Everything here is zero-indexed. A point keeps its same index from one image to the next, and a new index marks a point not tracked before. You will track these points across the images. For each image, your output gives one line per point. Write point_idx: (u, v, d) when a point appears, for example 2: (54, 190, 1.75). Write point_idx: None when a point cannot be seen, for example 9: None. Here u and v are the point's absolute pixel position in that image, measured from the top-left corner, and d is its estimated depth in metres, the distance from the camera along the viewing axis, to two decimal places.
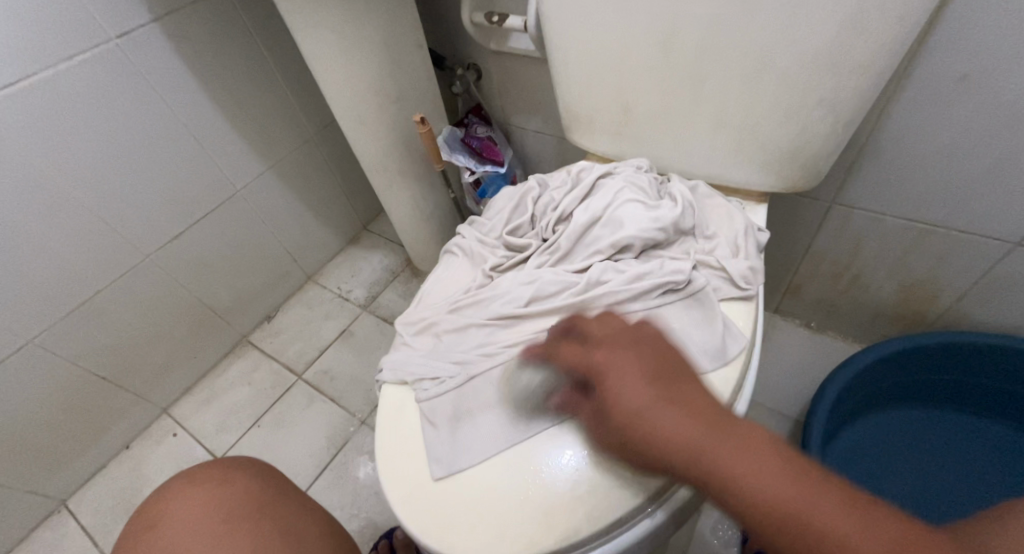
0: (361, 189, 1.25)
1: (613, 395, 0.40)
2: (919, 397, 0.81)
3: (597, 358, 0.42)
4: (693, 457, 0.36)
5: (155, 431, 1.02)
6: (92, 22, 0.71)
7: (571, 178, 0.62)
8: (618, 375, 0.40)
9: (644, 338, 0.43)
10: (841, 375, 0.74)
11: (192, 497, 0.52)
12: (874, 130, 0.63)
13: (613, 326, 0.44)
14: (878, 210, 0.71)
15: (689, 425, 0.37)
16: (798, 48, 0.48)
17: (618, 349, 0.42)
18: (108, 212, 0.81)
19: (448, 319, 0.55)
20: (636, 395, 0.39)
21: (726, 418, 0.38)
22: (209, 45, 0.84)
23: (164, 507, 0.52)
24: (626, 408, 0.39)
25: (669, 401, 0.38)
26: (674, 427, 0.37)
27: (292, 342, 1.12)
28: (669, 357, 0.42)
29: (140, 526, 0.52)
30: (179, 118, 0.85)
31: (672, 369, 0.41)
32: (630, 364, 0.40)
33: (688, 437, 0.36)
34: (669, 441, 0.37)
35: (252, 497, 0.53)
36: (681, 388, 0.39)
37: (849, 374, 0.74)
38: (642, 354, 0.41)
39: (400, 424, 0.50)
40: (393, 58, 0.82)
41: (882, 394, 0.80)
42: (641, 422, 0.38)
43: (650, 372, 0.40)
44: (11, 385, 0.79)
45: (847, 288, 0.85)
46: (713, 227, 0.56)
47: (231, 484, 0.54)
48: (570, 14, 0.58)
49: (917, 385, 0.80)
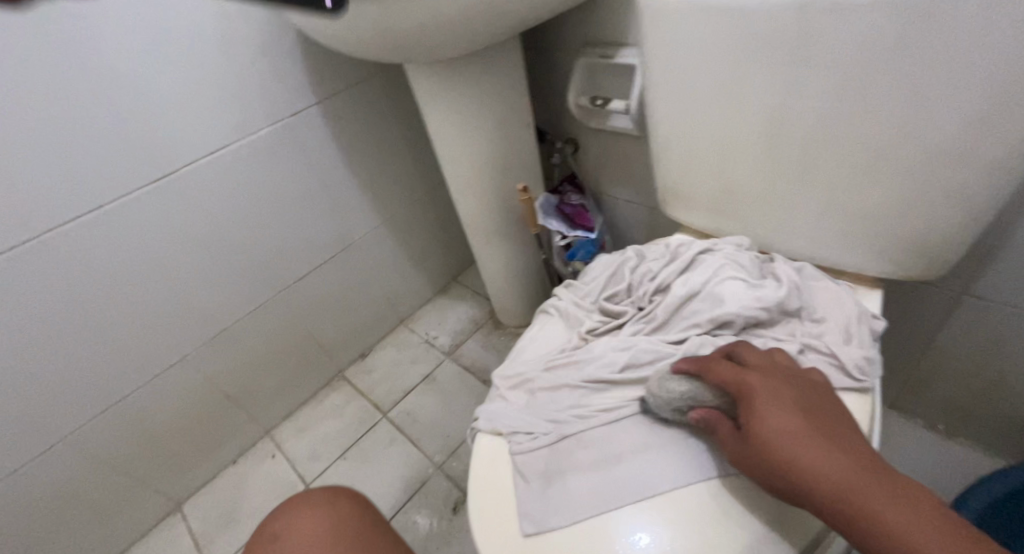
0: (456, 244, 1.34)
1: (763, 416, 0.41)
2: None
3: (750, 382, 0.44)
4: (843, 488, 0.37)
5: (257, 451, 1.10)
6: (276, 103, 0.86)
7: (669, 252, 0.64)
8: (771, 398, 0.42)
9: (795, 376, 0.45)
10: (974, 499, 0.68)
11: (312, 514, 0.57)
12: (1003, 222, 0.60)
13: (765, 360, 0.46)
14: (1019, 307, 0.65)
15: (840, 459, 0.39)
16: (919, 145, 0.48)
17: (772, 380, 0.44)
18: (257, 255, 0.94)
19: (543, 377, 0.57)
20: (788, 420, 0.41)
21: (885, 466, 0.39)
22: (355, 118, 0.97)
23: (288, 519, 0.57)
24: (779, 429, 0.40)
25: (823, 435, 0.40)
26: (825, 458, 0.39)
27: (382, 381, 1.19)
28: (819, 397, 0.44)
29: (267, 534, 0.57)
30: (322, 177, 0.98)
31: (825, 409, 0.43)
32: (784, 393, 0.43)
33: (841, 469, 0.38)
34: (819, 470, 0.38)
35: (362, 526, 0.57)
36: (831, 425, 0.41)
37: (985, 499, 0.68)
38: (797, 390, 0.43)
39: (493, 475, 0.52)
40: (507, 132, 0.90)
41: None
42: (795, 445, 0.39)
43: (803, 405, 0.42)
44: (161, 397, 0.91)
45: (978, 389, 0.76)
46: (822, 311, 0.55)
47: (346, 509, 0.58)
48: (677, 105, 0.62)
49: None
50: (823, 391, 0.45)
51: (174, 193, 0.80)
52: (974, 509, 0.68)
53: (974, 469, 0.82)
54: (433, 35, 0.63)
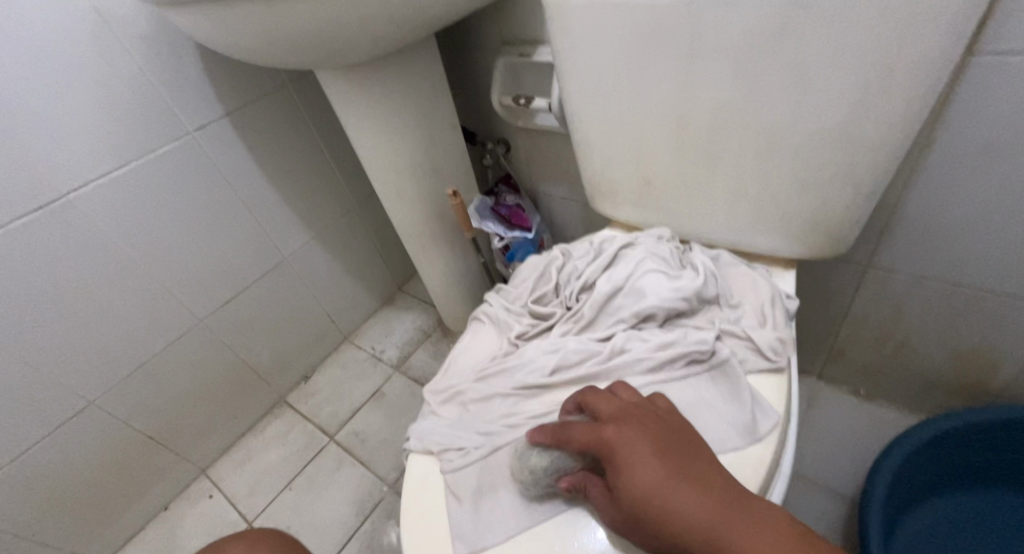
0: (396, 253, 1.30)
1: (629, 478, 0.40)
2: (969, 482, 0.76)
3: (608, 438, 0.42)
4: (710, 537, 0.37)
5: (192, 492, 1.04)
6: (176, 118, 0.81)
7: (593, 249, 0.64)
8: (632, 455, 0.41)
9: (645, 412, 0.44)
10: (889, 458, 0.71)
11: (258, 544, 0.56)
12: (900, 196, 0.64)
13: (615, 403, 0.45)
14: (921, 275, 0.69)
15: (700, 502, 0.38)
16: (810, 129, 0.50)
17: (626, 427, 0.43)
18: (169, 281, 0.88)
19: (474, 388, 0.57)
20: (644, 477, 0.40)
21: (746, 496, 0.39)
22: (269, 130, 0.93)
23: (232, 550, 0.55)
24: (647, 488, 0.39)
25: (683, 483, 0.39)
26: (687, 503, 0.38)
27: (326, 403, 1.15)
28: (675, 429, 0.43)
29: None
30: (238, 195, 0.92)
31: (670, 439, 0.42)
32: (638, 437, 0.42)
33: (704, 516, 0.37)
34: (688, 527, 0.37)
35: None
36: (685, 459, 0.41)
37: (898, 458, 0.71)
38: (647, 434, 0.42)
39: (425, 496, 0.51)
40: (430, 137, 0.88)
41: (931, 479, 0.75)
42: (661, 503, 0.38)
43: (659, 447, 0.41)
44: (70, 445, 0.84)
45: (896, 355, 0.81)
46: (738, 296, 0.57)
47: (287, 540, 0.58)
48: (588, 101, 0.62)
49: (967, 468, 0.75)
50: (669, 416, 0.45)
51: (64, 222, 0.74)
52: (904, 457, 0.71)
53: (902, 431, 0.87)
54: (329, 40, 0.60)
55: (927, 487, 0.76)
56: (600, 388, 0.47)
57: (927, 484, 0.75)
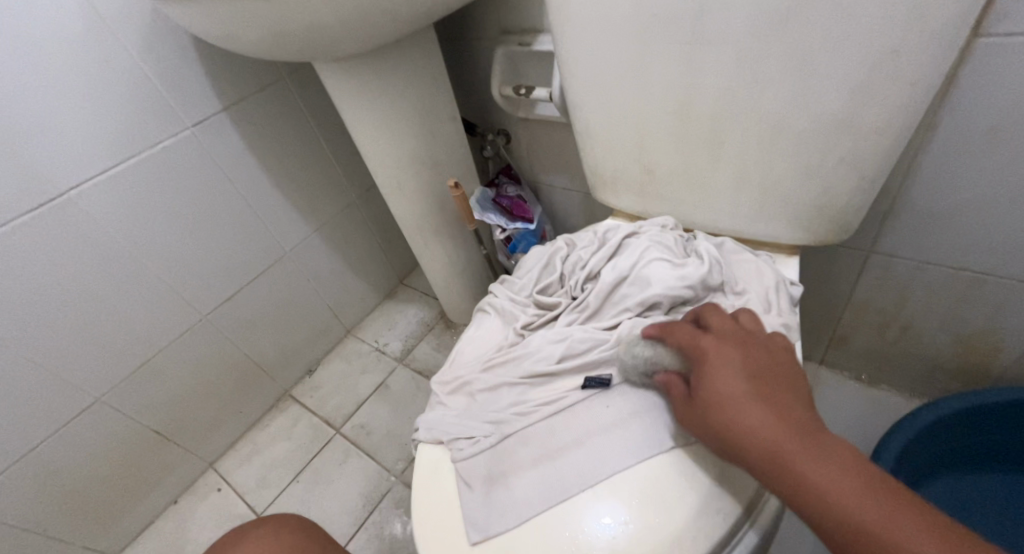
0: (397, 247, 1.30)
1: (711, 378, 0.44)
2: (960, 464, 0.77)
3: (702, 348, 0.46)
4: (776, 452, 0.40)
5: (200, 486, 1.05)
6: (175, 113, 0.80)
7: (597, 238, 0.65)
8: (720, 363, 0.44)
9: (756, 341, 0.46)
10: (893, 442, 0.71)
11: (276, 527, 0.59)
12: (902, 181, 0.64)
13: (728, 325, 0.48)
14: (922, 259, 0.69)
15: (778, 423, 0.41)
16: (812, 113, 0.50)
17: (727, 345, 0.46)
18: (171, 277, 0.88)
19: (482, 378, 0.57)
20: (730, 385, 0.43)
21: (824, 432, 0.41)
22: (268, 124, 0.92)
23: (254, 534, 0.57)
24: (723, 395, 0.43)
25: (760, 400, 0.42)
26: (757, 420, 0.41)
27: (331, 397, 1.15)
28: (777, 360, 0.45)
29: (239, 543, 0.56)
30: (239, 190, 0.92)
31: (780, 371, 0.44)
32: (737, 357, 0.45)
33: (772, 432, 0.40)
34: (751, 433, 0.41)
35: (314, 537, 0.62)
36: (779, 386, 0.43)
37: (902, 441, 0.71)
38: (748, 354, 0.45)
39: (435, 486, 0.52)
40: (431, 128, 0.87)
41: (926, 465, 0.76)
42: (732, 409, 0.42)
43: (753, 369, 0.44)
44: (77, 441, 0.84)
45: (897, 340, 0.81)
46: (743, 283, 0.57)
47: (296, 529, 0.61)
48: (590, 90, 0.62)
49: (959, 451, 0.76)
50: (783, 352, 0.46)
51: (65, 219, 0.74)
52: (902, 445, 0.71)
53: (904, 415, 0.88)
54: (329, 31, 0.60)
55: (929, 469, 0.76)
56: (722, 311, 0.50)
57: (923, 470, 0.76)
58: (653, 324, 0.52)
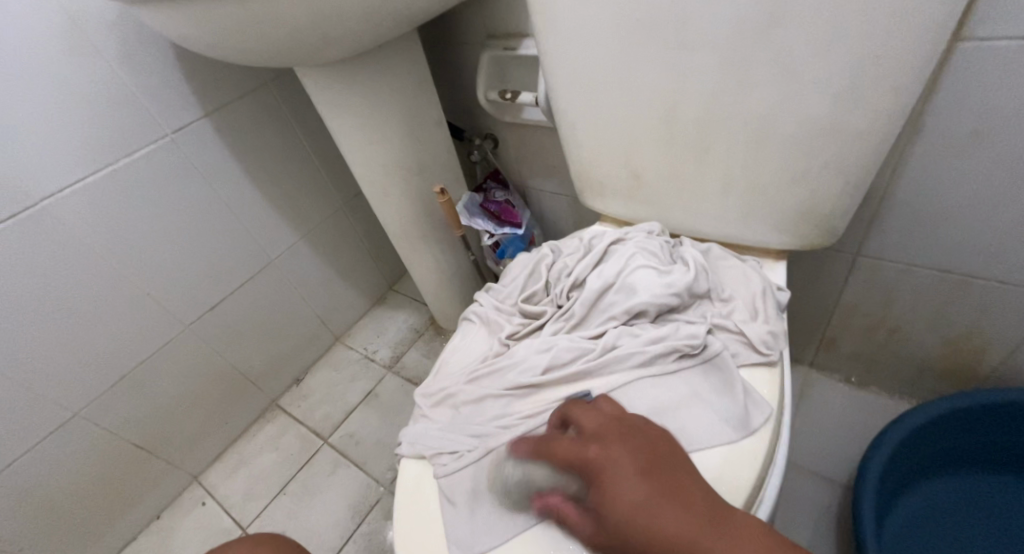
0: (385, 252, 1.29)
1: (609, 493, 0.38)
2: (947, 467, 0.77)
3: (589, 457, 0.40)
4: None
5: (185, 500, 1.03)
6: (153, 120, 0.79)
7: (583, 245, 0.64)
8: (617, 473, 0.39)
9: (634, 429, 0.42)
10: (881, 447, 0.71)
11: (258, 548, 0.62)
12: (889, 184, 0.63)
13: (598, 418, 0.43)
14: (910, 262, 0.69)
15: (687, 522, 0.36)
16: (796, 118, 0.50)
17: (614, 445, 0.41)
18: (152, 288, 0.86)
19: (466, 390, 0.56)
20: (631, 494, 0.38)
21: (731, 517, 0.37)
22: (251, 130, 0.91)
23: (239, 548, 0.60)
24: (628, 509, 0.37)
25: (663, 502, 0.37)
26: (674, 526, 0.36)
27: (319, 406, 1.14)
28: (658, 444, 0.41)
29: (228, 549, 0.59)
30: (222, 198, 0.91)
31: (667, 462, 0.40)
32: (625, 455, 0.40)
33: (692, 536, 0.36)
34: (674, 548, 0.36)
35: None
36: (679, 485, 0.39)
37: (890, 446, 0.71)
38: (636, 454, 0.40)
39: (419, 501, 0.51)
40: (416, 134, 0.86)
41: (915, 469, 0.76)
42: (641, 523, 0.36)
43: (644, 467, 0.39)
44: (55, 457, 0.82)
45: (886, 342, 0.81)
46: (729, 290, 0.57)
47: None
48: (574, 95, 0.61)
49: (947, 453, 0.76)
50: (657, 434, 0.42)
51: (39, 230, 0.72)
52: (891, 449, 0.71)
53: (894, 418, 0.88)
54: (308, 37, 0.59)
55: (919, 472, 0.76)
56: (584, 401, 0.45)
57: (912, 474, 0.76)
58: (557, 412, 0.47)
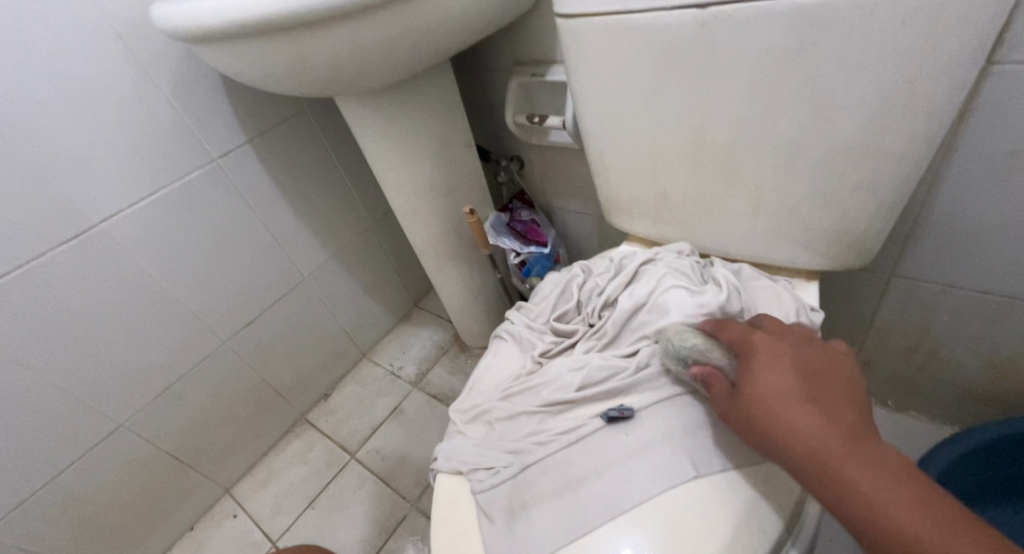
0: (412, 270, 1.32)
1: (755, 379, 0.45)
2: (994, 496, 0.75)
3: (754, 342, 0.48)
4: (817, 451, 0.41)
5: (217, 512, 1.05)
6: (202, 146, 0.83)
7: (614, 265, 0.65)
8: (772, 360, 0.46)
9: (816, 345, 0.48)
10: (922, 477, 0.69)
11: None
12: (922, 204, 0.63)
13: (785, 330, 0.50)
14: (946, 282, 0.68)
15: (825, 423, 0.42)
16: (827, 141, 0.51)
17: (778, 342, 0.48)
18: (194, 304, 0.90)
19: (501, 406, 0.57)
20: (778, 383, 0.44)
21: (870, 433, 0.42)
22: (289, 154, 0.95)
23: None
24: (768, 390, 0.44)
25: (809, 396, 0.44)
26: (802, 420, 0.42)
27: (347, 421, 1.15)
28: (834, 361, 0.47)
29: None
30: (260, 218, 0.95)
31: (829, 370, 0.46)
32: (787, 355, 0.46)
33: (822, 434, 0.41)
34: (804, 434, 0.42)
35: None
36: (828, 383, 0.45)
37: (932, 474, 0.69)
38: (801, 353, 0.46)
39: (454, 517, 0.51)
40: (447, 156, 0.89)
41: (961, 499, 0.73)
42: (779, 408, 0.43)
43: (805, 368, 0.45)
44: (99, 467, 0.85)
45: (922, 363, 0.80)
46: (762, 310, 0.57)
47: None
48: (605, 120, 0.62)
49: (993, 482, 0.74)
50: (838, 357, 0.48)
51: (94, 251, 0.76)
52: (933, 478, 0.69)
53: (932, 442, 0.85)
54: (353, 69, 0.62)
55: (965, 502, 0.74)
56: (775, 317, 0.51)
57: (958, 505, 0.74)
58: (706, 320, 0.53)
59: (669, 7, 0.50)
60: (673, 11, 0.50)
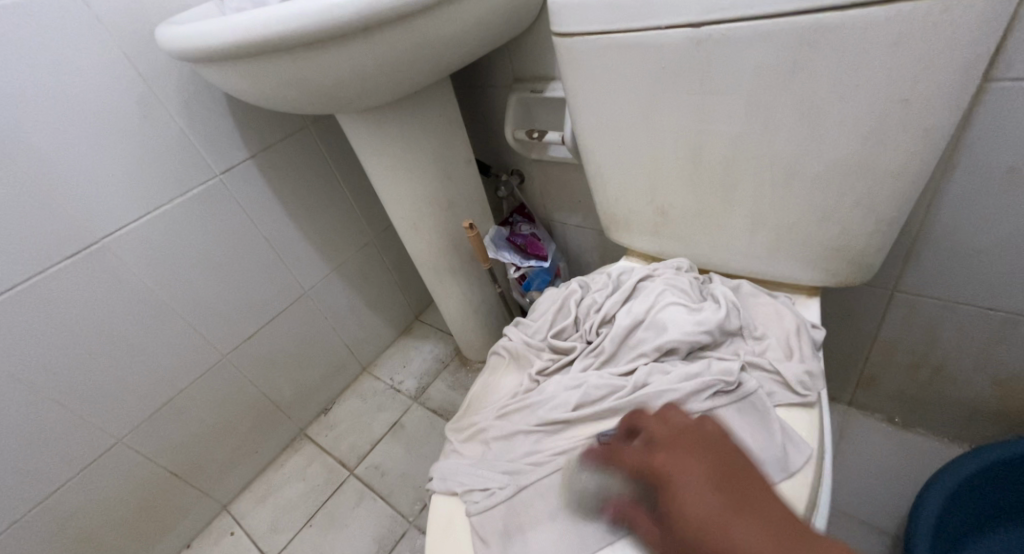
0: (412, 283, 1.31)
1: (678, 503, 0.38)
2: (1006, 518, 0.73)
3: (656, 462, 0.41)
4: None
5: (214, 529, 1.03)
6: (206, 163, 0.84)
7: (612, 281, 0.65)
8: (679, 482, 0.39)
9: (705, 439, 0.42)
10: (932, 499, 0.68)
11: None
12: (924, 220, 0.63)
13: (701, 400, 0.47)
14: (950, 298, 0.67)
15: (767, 538, 0.36)
16: (826, 158, 0.51)
17: (677, 453, 0.41)
18: (195, 319, 0.89)
19: (497, 425, 0.57)
20: (706, 505, 0.38)
21: (814, 535, 0.36)
22: (291, 169, 0.95)
23: None
24: (698, 518, 0.37)
25: (738, 511, 0.37)
26: (749, 541, 0.36)
27: (346, 436, 1.15)
28: (730, 454, 0.41)
29: None
30: (262, 232, 0.95)
31: (738, 469, 0.40)
32: (719, 431, 0.43)
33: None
34: None
35: None
36: (750, 494, 0.39)
37: (942, 496, 0.68)
38: (701, 461, 0.40)
39: (450, 540, 0.51)
40: (447, 171, 0.89)
41: (972, 521, 0.72)
42: (718, 535, 0.36)
43: (714, 477, 0.39)
44: (97, 484, 0.85)
45: (927, 380, 0.78)
46: (762, 327, 0.57)
47: None
48: (603, 136, 0.62)
49: (1005, 503, 0.72)
50: (765, 421, 0.45)
51: (96, 266, 0.76)
52: (942, 500, 0.68)
53: (939, 460, 0.84)
54: (354, 87, 0.63)
55: (976, 524, 0.72)
56: (658, 412, 0.46)
57: (969, 526, 0.72)
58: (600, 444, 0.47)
59: (663, 26, 0.50)
60: (666, 30, 0.50)
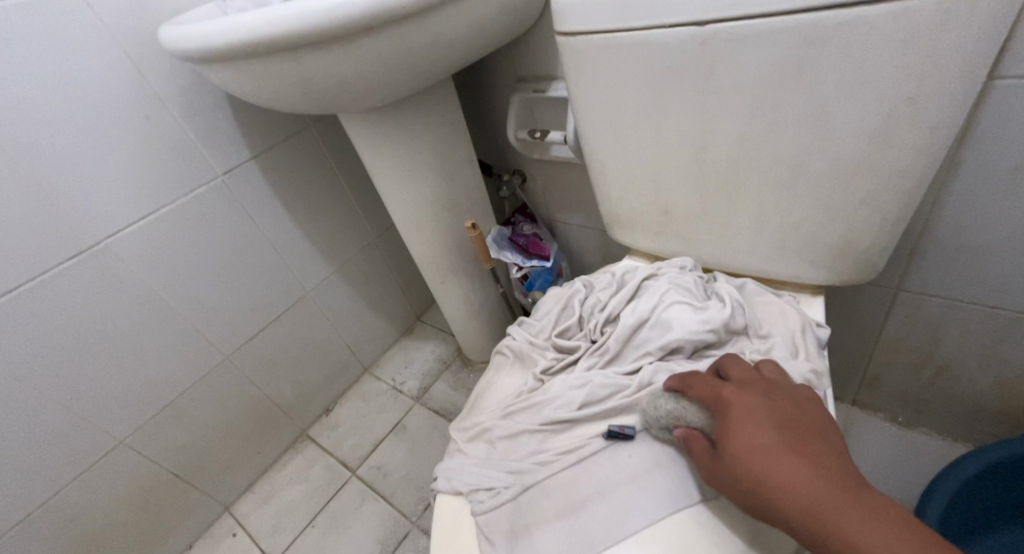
0: (414, 284, 1.31)
1: (736, 431, 0.42)
2: (1011, 518, 0.73)
3: (726, 398, 0.45)
4: (809, 506, 0.38)
5: (216, 530, 1.03)
6: (208, 164, 0.84)
7: (616, 280, 0.65)
8: (744, 414, 0.43)
9: (779, 389, 0.45)
10: (937, 498, 0.68)
11: None
12: (928, 219, 0.63)
13: (751, 375, 0.47)
14: (954, 297, 0.67)
15: (812, 475, 0.39)
16: (830, 157, 0.50)
17: (750, 394, 0.45)
18: (197, 319, 0.89)
19: (502, 425, 0.56)
20: (762, 436, 0.41)
21: (863, 489, 0.39)
22: (293, 170, 0.95)
23: None
24: (750, 447, 0.41)
25: (790, 448, 0.41)
26: (791, 474, 0.39)
27: (348, 437, 1.14)
28: (799, 404, 0.44)
29: None
30: (264, 233, 0.95)
31: (800, 417, 0.43)
32: (762, 407, 0.43)
33: (808, 488, 0.39)
34: (789, 491, 0.39)
35: None
36: (807, 437, 0.42)
37: (947, 496, 0.68)
38: (769, 402, 0.44)
39: (455, 540, 0.51)
40: (449, 171, 0.89)
41: (977, 520, 0.72)
42: (766, 462, 0.40)
43: (777, 416, 0.43)
44: (99, 485, 0.85)
45: (931, 379, 0.78)
46: (767, 326, 0.57)
47: None
48: (606, 136, 0.62)
49: (1010, 503, 0.72)
50: (810, 404, 0.45)
51: (98, 267, 0.76)
52: (947, 499, 0.68)
53: (943, 459, 0.84)
54: (357, 87, 0.63)
55: (981, 524, 0.72)
56: (743, 362, 0.49)
57: (974, 526, 0.72)
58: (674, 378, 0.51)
59: (667, 25, 0.50)
60: (671, 28, 0.50)
